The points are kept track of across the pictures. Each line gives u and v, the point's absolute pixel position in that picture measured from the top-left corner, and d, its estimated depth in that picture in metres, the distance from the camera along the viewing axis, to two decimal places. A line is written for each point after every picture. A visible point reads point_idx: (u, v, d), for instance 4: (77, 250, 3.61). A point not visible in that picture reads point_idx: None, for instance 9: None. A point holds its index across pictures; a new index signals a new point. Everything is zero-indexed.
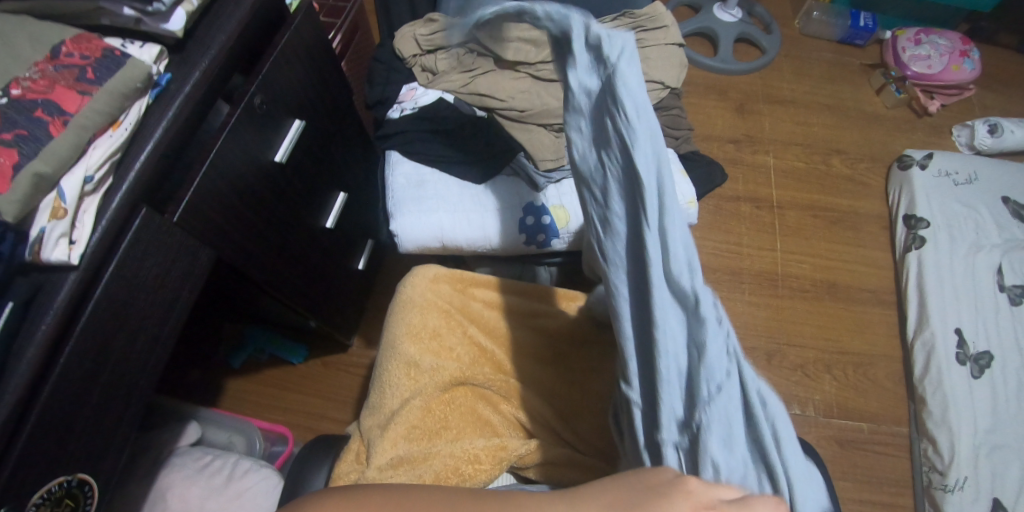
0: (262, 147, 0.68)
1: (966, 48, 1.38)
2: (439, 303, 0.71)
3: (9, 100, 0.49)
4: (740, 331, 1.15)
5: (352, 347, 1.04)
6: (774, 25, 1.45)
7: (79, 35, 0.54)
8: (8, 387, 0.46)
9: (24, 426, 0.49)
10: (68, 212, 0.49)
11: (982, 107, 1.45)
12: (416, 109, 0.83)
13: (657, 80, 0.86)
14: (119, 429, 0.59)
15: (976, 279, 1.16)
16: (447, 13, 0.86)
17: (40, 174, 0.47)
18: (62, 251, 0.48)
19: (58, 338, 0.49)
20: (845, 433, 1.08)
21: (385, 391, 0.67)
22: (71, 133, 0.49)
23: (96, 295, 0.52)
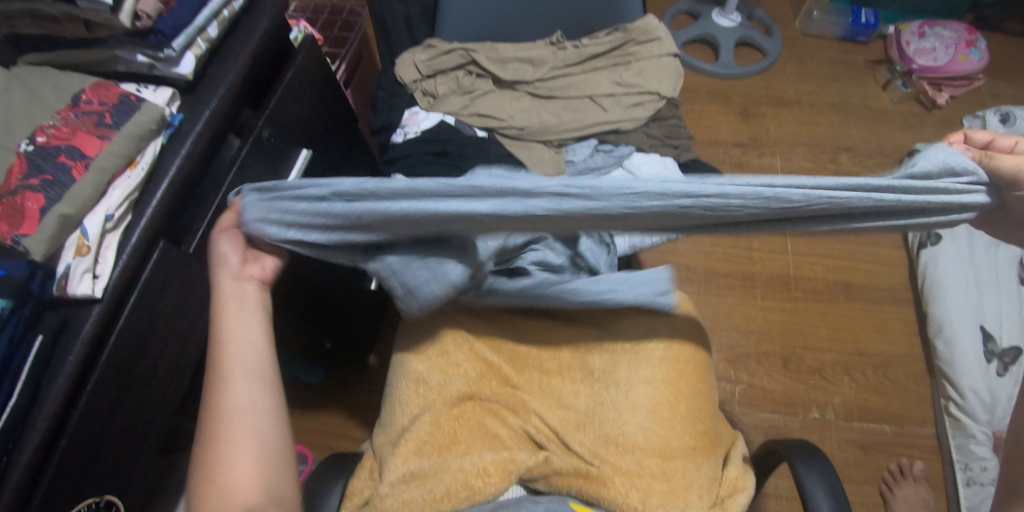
0: (272, 178, 0.71)
1: (972, 38, 1.39)
2: (445, 318, 0.72)
3: (35, 147, 0.53)
4: (755, 336, 1.14)
5: (368, 366, 1.07)
6: (775, 27, 1.45)
7: (97, 83, 0.57)
8: (40, 415, 0.50)
9: (55, 450, 0.52)
10: (91, 249, 0.52)
11: (993, 96, 1.43)
12: (419, 133, 0.85)
13: (653, 91, 0.89)
14: (146, 452, 0.62)
15: (996, 272, 1.14)
16: (445, 38, 0.89)
17: (65, 215, 0.51)
18: (87, 286, 0.51)
19: (85, 367, 0.52)
20: (867, 436, 1.07)
21: (396, 408, 0.69)
22: (92, 176, 0.52)
23: (119, 325, 0.55)
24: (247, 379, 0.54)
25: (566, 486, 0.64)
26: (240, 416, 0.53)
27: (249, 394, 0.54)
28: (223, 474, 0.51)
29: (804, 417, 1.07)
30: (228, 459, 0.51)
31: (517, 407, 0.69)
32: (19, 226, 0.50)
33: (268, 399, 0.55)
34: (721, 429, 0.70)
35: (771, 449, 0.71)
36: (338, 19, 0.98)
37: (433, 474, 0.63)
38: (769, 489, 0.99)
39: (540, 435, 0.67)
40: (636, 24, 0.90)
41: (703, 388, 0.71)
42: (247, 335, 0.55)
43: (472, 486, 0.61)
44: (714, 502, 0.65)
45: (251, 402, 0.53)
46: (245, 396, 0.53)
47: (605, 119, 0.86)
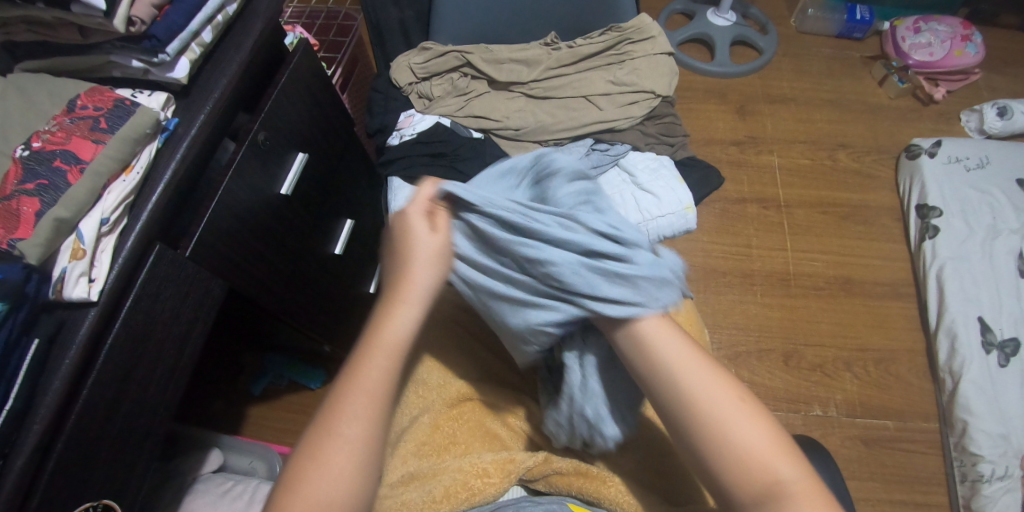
0: (269, 181, 0.71)
1: (968, 33, 1.38)
2: (444, 319, 0.74)
3: (31, 152, 0.53)
4: (756, 333, 1.14)
5: None
6: (770, 25, 1.46)
7: (92, 89, 0.58)
8: (36, 417, 0.50)
9: (53, 453, 0.52)
10: (87, 253, 0.52)
11: (990, 90, 1.43)
12: (414, 134, 0.86)
13: (647, 89, 0.89)
14: (144, 455, 0.62)
15: (995, 265, 1.14)
16: (440, 40, 0.90)
17: (60, 219, 0.51)
18: (82, 289, 0.52)
19: (81, 370, 0.52)
20: (870, 432, 1.06)
21: (395, 410, 0.70)
22: (87, 179, 0.53)
23: (116, 328, 0.55)
24: (406, 324, 0.52)
25: (566, 486, 0.63)
26: (383, 350, 0.50)
27: (414, 326, 0.52)
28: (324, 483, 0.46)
29: (807, 414, 1.07)
30: (361, 381, 0.49)
31: (516, 407, 0.69)
32: (15, 229, 0.50)
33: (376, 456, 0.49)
34: None
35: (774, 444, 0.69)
36: (333, 24, 0.98)
37: (432, 475, 0.63)
38: None
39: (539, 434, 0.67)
40: (630, 23, 0.90)
41: None
42: (427, 267, 0.53)
43: (472, 487, 0.60)
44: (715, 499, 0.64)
45: (406, 338, 0.52)
46: (398, 339, 0.51)
47: (599, 117, 0.86)
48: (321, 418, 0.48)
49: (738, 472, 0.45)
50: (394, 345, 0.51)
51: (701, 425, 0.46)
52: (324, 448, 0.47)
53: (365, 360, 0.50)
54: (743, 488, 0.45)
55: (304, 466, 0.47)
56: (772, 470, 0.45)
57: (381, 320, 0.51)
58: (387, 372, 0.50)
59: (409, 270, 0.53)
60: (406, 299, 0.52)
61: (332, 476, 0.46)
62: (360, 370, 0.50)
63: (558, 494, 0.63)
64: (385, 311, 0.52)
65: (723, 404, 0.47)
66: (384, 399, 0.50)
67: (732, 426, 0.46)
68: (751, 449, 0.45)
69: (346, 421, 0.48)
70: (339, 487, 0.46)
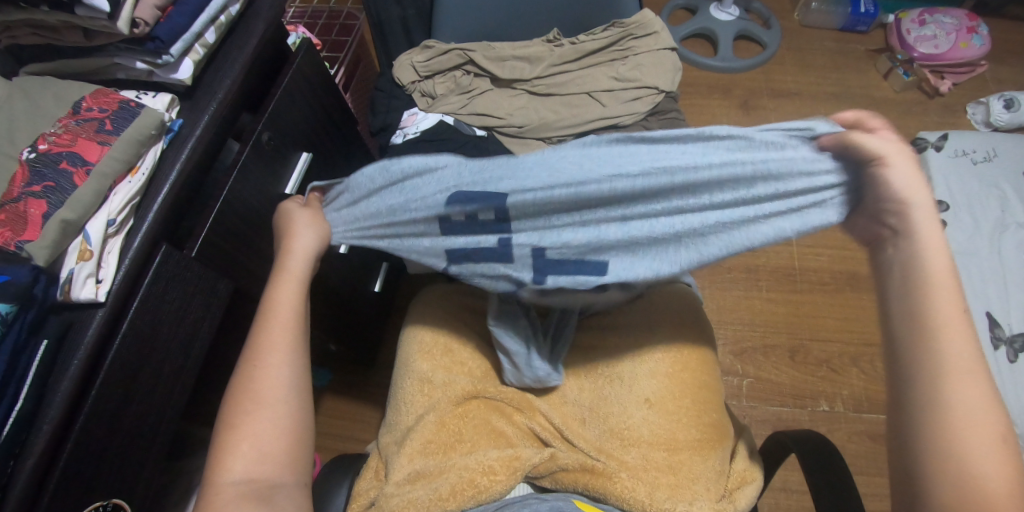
0: (273, 181, 0.72)
1: (974, 24, 1.39)
2: (448, 318, 0.74)
3: (37, 154, 0.53)
4: (761, 329, 1.14)
5: (374, 369, 1.08)
6: (774, 19, 1.45)
7: (97, 91, 0.58)
8: (46, 418, 0.50)
9: (62, 453, 0.52)
10: (94, 254, 0.53)
11: (996, 82, 1.42)
12: (418, 132, 0.85)
13: (650, 86, 0.88)
14: (152, 455, 0.62)
15: (1002, 258, 1.13)
16: (442, 38, 0.90)
17: (67, 220, 0.51)
18: (90, 290, 0.52)
19: (90, 370, 0.53)
20: (878, 428, 1.06)
21: (401, 408, 0.70)
22: (93, 181, 0.53)
23: (123, 328, 0.55)
24: (298, 297, 0.57)
25: (572, 483, 0.63)
26: (279, 323, 0.56)
27: (303, 299, 0.58)
28: (252, 418, 0.52)
29: (814, 409, 1.07)
30: (265, 355, 0.54)
31: (522, 405, 0.69)
32: (22, 231, 0.50)
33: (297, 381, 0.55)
34: (727, 422, 0.70)
35: (780, 441, 0.69)
36: (335, 23, 0.98)
37: (438, 473, 0.63)
38: (779, 483, 0.98)
39: (545, 431, 0.68)
40: (632, 19, 0.89)
41: (708, 381, 0.71)
42: (307, 229, 0.59)
43: (478, 484, 0.61)
44: (721, 496, 0.64)
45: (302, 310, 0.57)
46: (290, 313, 0.56)
47: (603, 114, 0.86)
48: (237, 396, 0.53)
49: (939, 365, 0.45)
50: (292, 318, 0.56)
51: (915, 301, 0.46)
52: (244, 421, 0.52)
53: (268, 307, 0.56)
54: (941, 380, 0.44)
55: (234, 411, 0.53)
56: (968, 371, 0.44)
57: (269, 300, 0.56)
58: (292, 342, 0.56)
59: (288, 253, 0.58)
60: (287, 280, 0.57)
61: (262, 434, 0.52)
62: (261, 346, 0.55)
63: (564, 491, 0.63)
64: (272, 291, 0.57)
65: (947, 313, 0.45)
66: (293, 329, 0.56)
67: (943, 336, 0.45)
68: (950, 363, 0.45)
69: (262, 394, 0.53)
70: (268, 445, 0.52)
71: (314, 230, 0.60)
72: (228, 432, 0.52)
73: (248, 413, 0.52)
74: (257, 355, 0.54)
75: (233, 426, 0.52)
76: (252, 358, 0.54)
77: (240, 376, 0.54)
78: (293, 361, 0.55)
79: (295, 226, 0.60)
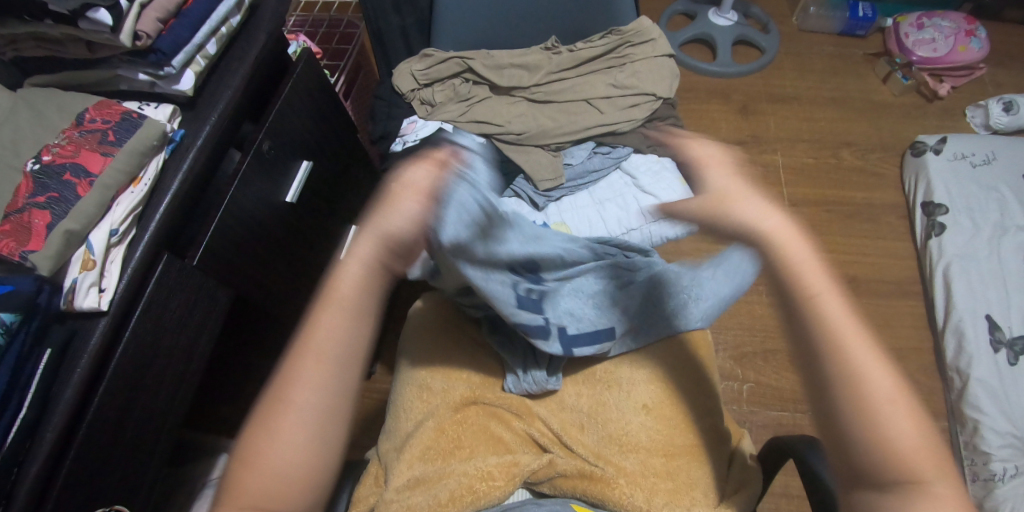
0: (274, 189, 0.72)
1: (973, 27, 1.39)
2: (447, 325, 0.75)
3: (41, 166, 0.54)
4: (761, 333, 1.14)
5: (375, 374, 1.08)
6: (772, 24, 1.46)
7: (100, 102, 0.59)
8: (50, 425, 0.51)
9: (65, 461, 0.53)
10: (97, 264, 0.53)
11: (995, 85, 1.42)
12: (417, 141, 0.86)
13: (648, 92, 0.89)
14: (154, 461, 0.63)
15: (1002, 261, 1.13)
16: (441, 47, 0.90)
17: (71, 231, 0.52)
18: (93, 299, 0.53)
19: (93, 378, 0.53)
20: None
21: (400, 414, 0.71)
22: (96, 192, 0.54)
23: (126, 336, 0.56)
24: (349, 325, 0.53)
25: (571, 488, 0.64)
26: (317, 355, 0.52)
27: (351, 327, 0.53)
28: (270, 445, 0.50)
29: None
30: (296, 380, 0.51)
31: (520, 411, 0.70)
32: (27, 242, 0.51)
33: (332, 421, 0.52)
34: (724, 427, 0.70)
35: (777, 447, 0.69)
36: (336, 32, 0.99)
37: (437, 480, 0.63)
38: (780, 487, 0.99)
39: (543, 437, 0.68)
40: (629, 26, 0.90)
41: (707, 385, 0.71)
42: (367, 241, 0.52)
43: (477, 490, 0.61)
44: (718, 500, 0.64)
45: (349, 337, 0.53)
46: (334, 339, 0.52)
47: (600, 121, 0.87)
48: (260, 421, 0.51)
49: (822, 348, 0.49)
50: (332, 346, 0.52)
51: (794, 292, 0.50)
52: (261, 445, 0.50)
53: (316, 325, 0.52)
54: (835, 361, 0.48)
55: (257, 433, 0.50)
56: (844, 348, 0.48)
57: (316, 320, 0.52)
58: (326, 376, 0.52)
59: (349, 261, 0.53)
60: (337, 301, 0.53)
61: (276, 463, 0.49)
62: (300, 368, 0.51)
63: (562, 497, 0.64)
64: (318, 312, 0.52)
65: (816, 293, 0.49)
66: (335, 363, 0.52)
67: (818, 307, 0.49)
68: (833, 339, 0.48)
69: (282, 424, 0.50)
70: (278, 479, 0.49)
71: (413, 207, 0.51)
72: (248, 452, 0.50)
73: (272, 433, 0.50)
74: (293, 379, 0.51)
75: (254, 448, 0.50)
76: (289, 380, 0.51)
77: (270, 400, 0.51)
78: (322, 394, 0.51)
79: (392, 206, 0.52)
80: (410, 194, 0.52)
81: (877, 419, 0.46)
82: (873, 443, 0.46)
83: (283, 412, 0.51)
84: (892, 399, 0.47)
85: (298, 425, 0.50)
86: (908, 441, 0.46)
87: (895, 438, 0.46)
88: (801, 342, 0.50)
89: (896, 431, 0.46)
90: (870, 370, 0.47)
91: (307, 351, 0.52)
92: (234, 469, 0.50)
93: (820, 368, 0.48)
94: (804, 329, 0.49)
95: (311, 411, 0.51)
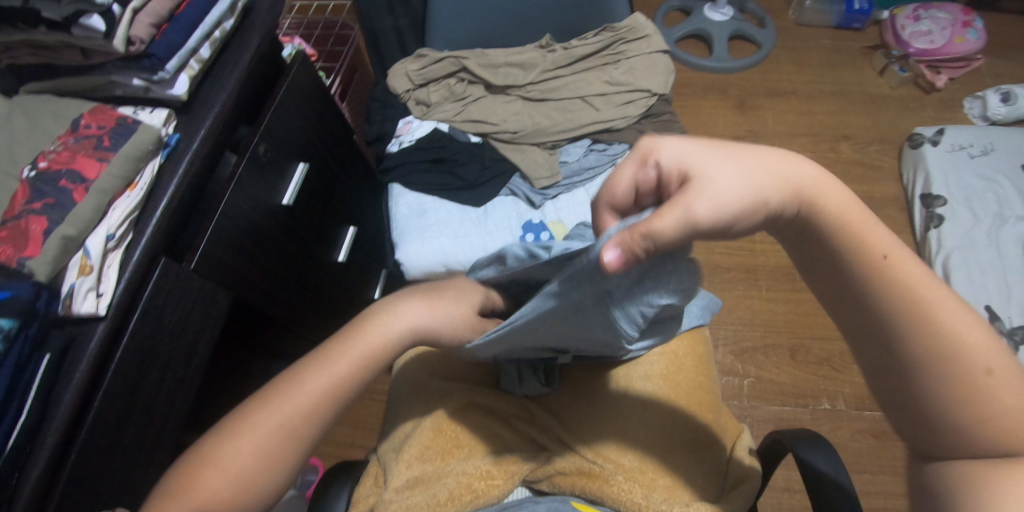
0: (270, 192, 0.72)
1: (969, 18, 1.39)
2: None
3: (37, 172, 0.55)
4: (761, 329, 1.14)
5: (376, 375, 1.09)
6: (768, 19, 1.45)
7: (95, 108, 0.59)
8: (50, 430, 0.51)
9: (66, 465, 0.53)
10: (94, 268, 0.54)
11: (993, 75, 1.42)
12: (412, 141, 0.86)
13: (643, 88, 0.89)
14: (154, 464, 0.64)
15: (1002, 251, 1.13)
16: (436, 47, 0.91)
17: (67, 236, 0.53)
18: (91, 304, 0.53)
19: (92, 383, 0.54)
20: (880, 425, 1.06)
21: (399, 415, 0.71)
22: (92, 197, 0.54)
23: (124, 340, 0.56)
24: (337, 395, 0.52)
25: (569, 486, 0.63)
26: (302, 397, 0.51)
27: (336, 395, 0.52)
28: (217, 463, 0.48)
29: (816, 408, 1.07)
30: (263, 420, 0.50)
31: (519, 410, 0.70)
32: (24, 248, 0.51)
33: (281, 464, 0.50)
34: (722, 422, 0.71)
35: (776, 442, 0.69)
36: (331, 34, 0.99)
37: (436, 479, 0.64)
38: (782, 482, 0.99)
39: (542, 436, 0.68)
40: (624, 23, 0.90)
41: (703, 382, 0.73)
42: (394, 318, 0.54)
43: (475, 489, 0.61)
44: (718, 496, 0.64)
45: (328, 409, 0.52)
46: (324, 400, 0.51)
47: (596, 118, 0.87)
48: (216, 437, 0.50)
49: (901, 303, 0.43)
50: (321, 406, 0.51)
51: (848, 243, 0.44)
52: (205, 464, 0.48)
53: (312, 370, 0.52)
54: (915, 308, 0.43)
55: (215, 445, 0.49)
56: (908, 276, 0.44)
57: (319, 372, 0.52)
58: (289, 441, 0.50)
59: (369, 335, 0.53)
60: (343, 355, 0.53)
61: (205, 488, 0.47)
62: (277, 409, 0.50)
63: (560, 494, 0.63)
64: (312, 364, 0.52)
65: (863, 226, 0.45)
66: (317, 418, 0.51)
67: (867, 230, 0.45)
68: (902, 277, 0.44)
69: (225, 456, 0.48)
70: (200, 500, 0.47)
71: (452, 312, 0.55)
72: (195, 463, 0.48)
73: (221, 450, 0.48)
74: (271, 421, 0.50)
75: (200, 461, 0.48)
76: (261, 404, 0.51)
77: (241, 417, 0.50)
78: (281, 448, 0.50)
79: (438, 305, 0.55)
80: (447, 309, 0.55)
81: (954, 351, 0.43)
82: (958, 378, 0.43)
83: (237, 445, 0.49)
84: (941, 299, 0.43)
85: (239, 466, 0.48)
86: (977, 347, 0.43)
87: (979, 360, 0.43)
88: (851, 301, 0.46)
89: (963, 341, 0.43)
90: (954, 319, 0.43)
91: (295, 386, 0.51)
92: (170, 480, 0.48)
93: (884, 328, 0.44)
94: (854, 291, 0.45)
95: (258, 459, 0.49)
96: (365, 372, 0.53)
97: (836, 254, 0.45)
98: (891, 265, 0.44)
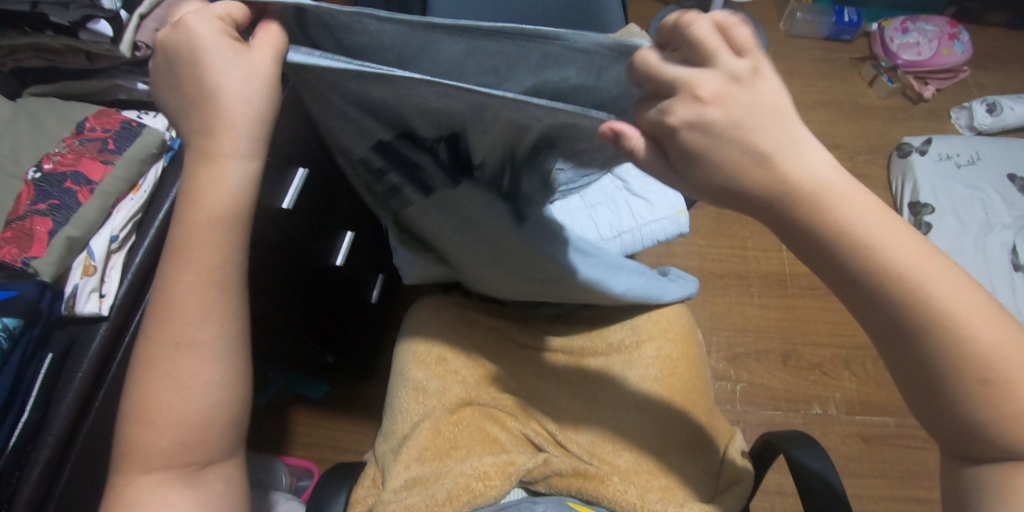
0: (271, 195, 0.73)
1: (956, 31, 1.42)
2: (441, 328, 0.76)
3: (43, 174, 0.55)
4: (753, 334, 1.16)
5: (371, 379, 1.09)
6: (760, 30, 1.48)
7: (99, 111, 0.60)
8: (51, 430, 0.52)
9: (66, 463, 0.53)
10: (97, 269, 0.54)
11: (980, 87, 1.45)
12: None
13: None
14: None
15: (988, 259, 1.15)
16: None
17: (72, 237, 0.53)
18: (94, 304, 0.54)
19: (94, 383, 0.54)
20: (870, 429, 1.07)
21: (397, 416, 0.72)
22: (97, 199, 0.55)
23: (125, 342, 0.56)
24: (229, 254, 0.49)
25: (566, 487, 0.65)
26: (184, 314, 0.48)
27: (224, 268, 0.49)
28: (156, 401, 0.48)
29: (807, 413, 1.08)
30: (167, 340, 0.48)
31: (516, 410, 0.72)
32: (28, 248, 0.52)
33: (223, 357, 0.50)
34: (716, 425, 0.71)
35: (768, 443, 0.70)
36: None
37: (434, 479, 0.64)
38: (774, 486, 1.00)
39: (539, 438, 0.69)
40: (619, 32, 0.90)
41: (697, 384, 0.74)
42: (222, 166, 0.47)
43: (474, 489, 0.62)
44: (711, 496, 0.65)
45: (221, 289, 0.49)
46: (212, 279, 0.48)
47: None
48: (136, 382, 0.49)
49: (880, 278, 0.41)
50: (209, 290, 0.48)
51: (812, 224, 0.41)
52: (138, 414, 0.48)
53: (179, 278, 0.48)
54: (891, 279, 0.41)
55: (142, 392, 0.49)
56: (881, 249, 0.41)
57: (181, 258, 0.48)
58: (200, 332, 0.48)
59: (208, 187, 0.47)
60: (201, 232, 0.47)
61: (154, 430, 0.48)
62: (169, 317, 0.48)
63: (559, 495, 0.64)
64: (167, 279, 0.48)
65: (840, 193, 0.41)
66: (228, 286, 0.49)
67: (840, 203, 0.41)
68: (887, 258, 0.41)
69: (157, 387, 0.48)
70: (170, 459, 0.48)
71: (243, 76, 0.45)
72: (137, 418, 0.49)
73: (156, 383, 0.48)
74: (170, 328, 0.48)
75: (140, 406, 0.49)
76: (156, 332, 0.49)
77: (145, 354, 0.49)
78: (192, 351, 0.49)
79: (208, 60, 0.45)
80: (236, 86, 0.45)
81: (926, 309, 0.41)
82: (953, 367, 0.41)
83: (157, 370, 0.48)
84: (921, 271, 0.41)
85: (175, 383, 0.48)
86: (959, 319, 0.41)
87: (984, 362, 0.41)
88: (835, 271, 0.43)
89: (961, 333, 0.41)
90: (938, 289, 0.41)
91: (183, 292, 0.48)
92: (119, 447, 0.50)
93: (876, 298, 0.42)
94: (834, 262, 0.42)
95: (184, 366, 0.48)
96: (245, 212, 0.49)
97: (796, 219, 0.41)
98: (851, 232, 0.41)
